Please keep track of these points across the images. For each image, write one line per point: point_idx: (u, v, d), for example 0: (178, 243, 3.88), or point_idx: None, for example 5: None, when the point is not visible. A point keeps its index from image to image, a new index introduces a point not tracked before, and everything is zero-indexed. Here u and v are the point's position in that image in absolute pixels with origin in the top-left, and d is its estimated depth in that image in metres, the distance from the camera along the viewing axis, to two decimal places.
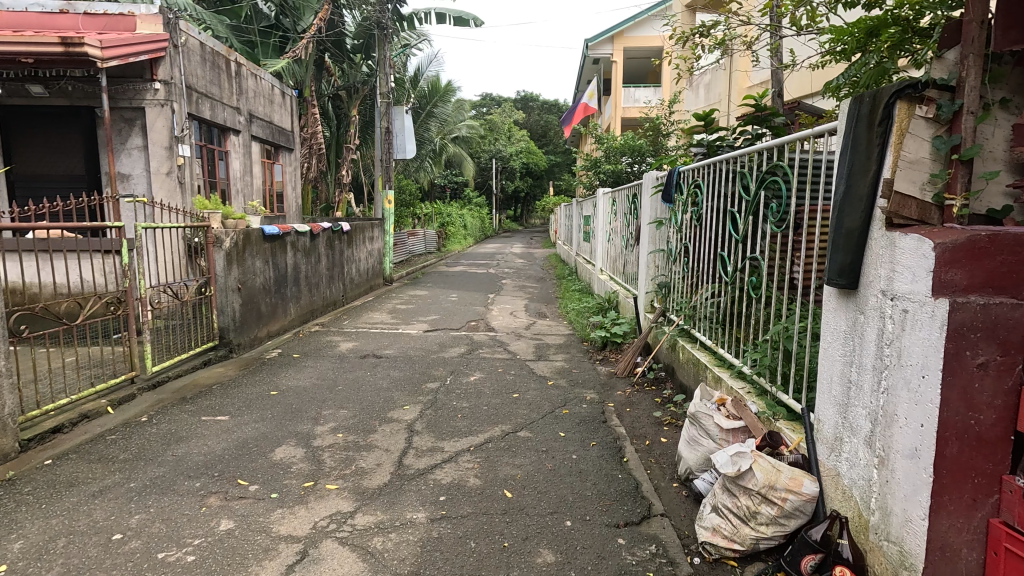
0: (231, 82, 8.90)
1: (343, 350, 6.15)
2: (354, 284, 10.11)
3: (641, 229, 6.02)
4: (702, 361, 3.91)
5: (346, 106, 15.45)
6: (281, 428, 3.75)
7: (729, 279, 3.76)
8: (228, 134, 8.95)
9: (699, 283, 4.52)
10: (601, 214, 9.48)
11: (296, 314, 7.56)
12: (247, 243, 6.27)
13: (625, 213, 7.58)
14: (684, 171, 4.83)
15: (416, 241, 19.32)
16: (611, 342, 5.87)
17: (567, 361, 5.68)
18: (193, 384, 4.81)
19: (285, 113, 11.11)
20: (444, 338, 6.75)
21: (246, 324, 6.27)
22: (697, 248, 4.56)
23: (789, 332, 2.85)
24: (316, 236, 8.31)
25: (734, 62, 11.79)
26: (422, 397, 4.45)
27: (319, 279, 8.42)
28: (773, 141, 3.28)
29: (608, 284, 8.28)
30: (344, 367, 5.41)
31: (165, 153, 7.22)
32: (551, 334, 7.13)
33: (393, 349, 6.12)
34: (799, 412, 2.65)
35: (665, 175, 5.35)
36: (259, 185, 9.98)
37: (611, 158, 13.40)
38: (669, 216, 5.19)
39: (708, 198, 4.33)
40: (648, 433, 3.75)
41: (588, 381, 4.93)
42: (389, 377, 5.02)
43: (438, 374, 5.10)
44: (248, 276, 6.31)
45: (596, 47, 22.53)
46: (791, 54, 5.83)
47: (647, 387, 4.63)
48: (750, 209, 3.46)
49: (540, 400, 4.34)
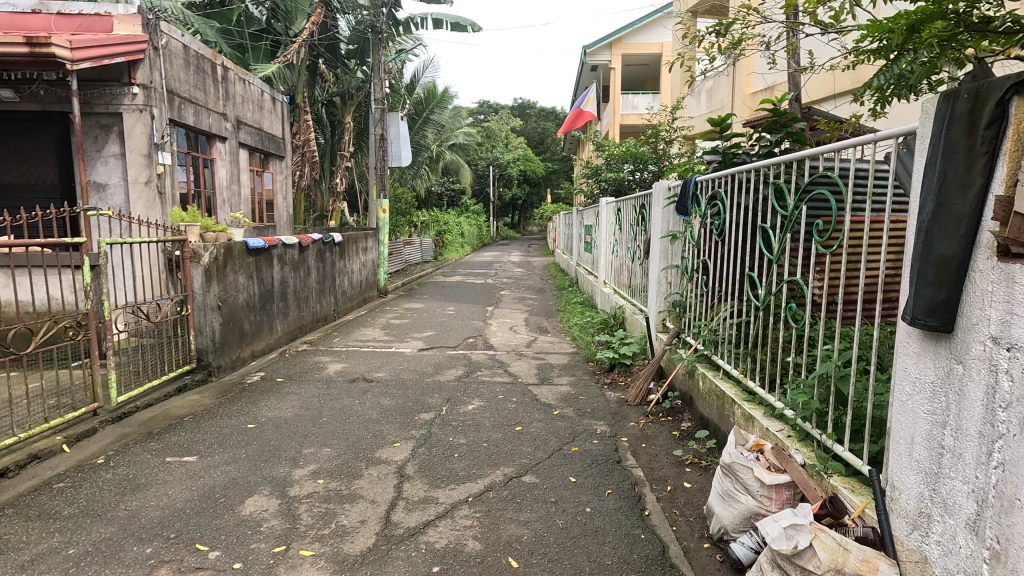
0: (218, 87, 8.52)
1: (331, 372, 5.72)
2: (346, 297, 9.70)
3: (651, 242, 5.62)
4: (728, 395, 3.50)
5: (340, 113, 15.08)
6: (254, 473, 3.31)
7: (761, 302, 3.35)
8: (214, 141, 8.55)
9: (721, 304, 4.13)
10: (605, 224, 9.09)
11: (283, 332, 7.14)
12: (229, 257, 5.86)
13: (631, 224, 7.19)
14: (701, 181, 4.44)
15: (412, 249, 18.91)
16: (619, 364, 5.47)
17: (573, 385, 5.25)
18: (163, 416, 4.36)
19: (275, 119, 10.71)
20: (440, 358, 6.31)
21: (227, 344, 5.84)
22: (718, 265, 4.16)
23: (844, 371, 2.44)
24: (305, 249, 7.90)
25: (738, 67, 11.49)
26: (415, 431, 4.02)
27: (308, 293, 8.01)
28: (815, 150, 2.91)
29: (613, 298, 7.89)
30: (331, 393, 4.98)
31: (144, 162, 6.80)
32: (554, 352, 6.72)
33: (385, 372, 5.68)
34: (860, 469, 2.23)
35: (678, 185, 4.96)
36: (246, 194, 9.57)
37: (612, 165, 12.99)
38: (684, 229, 4.81)
39: (731, 211, 3.95)
40: (668, 477, 3.34)
41: (597, 410, 4.51)
42: (380, 406, 4.61)
43: (433, 403, 4.68)
44: (230, 293, 5.88)
45: (594, 53, 22.25)
46: (810, 55, 5.47)
47: (662, 419, 4.23)
48: (787, 225, 3.08)
49: (545, 435, 3.92)
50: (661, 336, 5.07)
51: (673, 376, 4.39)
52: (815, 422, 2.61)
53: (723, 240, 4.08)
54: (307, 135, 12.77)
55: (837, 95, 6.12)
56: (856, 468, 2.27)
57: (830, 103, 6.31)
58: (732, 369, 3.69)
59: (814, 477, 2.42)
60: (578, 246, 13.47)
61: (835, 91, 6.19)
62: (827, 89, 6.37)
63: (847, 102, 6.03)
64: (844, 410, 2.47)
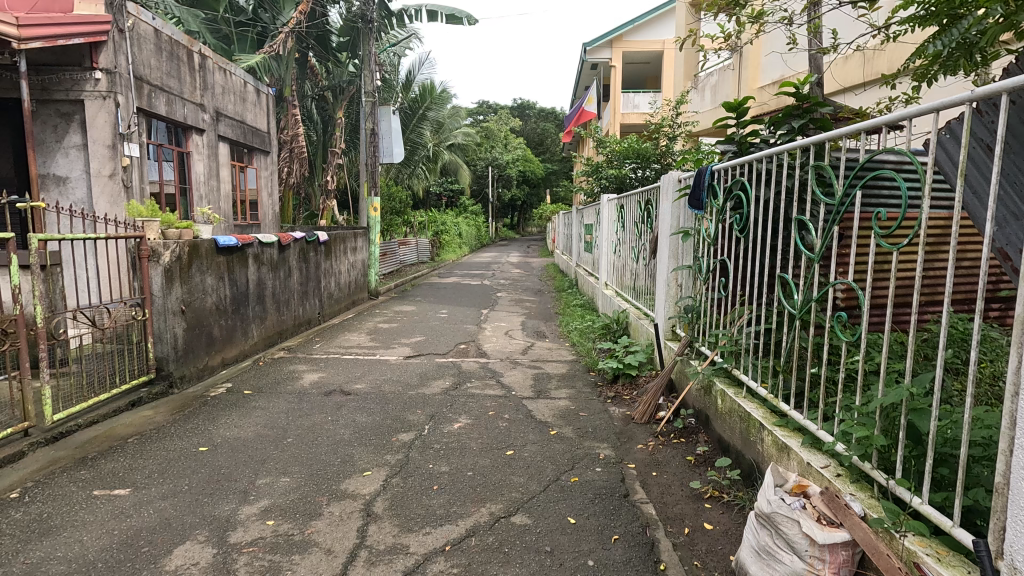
0: (195, 75, 8.00)
1: (306, 383, 5.18)
2: (332, 300, 9.19)
3: (658, 240, 5.10)
4: (755, 418, 2.98)
5: (332, 109, 14.55)
6: (193, 512, 2.78)
7: (798, 312, 2.81)
8: (190, 133, 8.04)
9: (744, 308, 3.59)
10: (606, 223, 8.57)
11: (259, 337, 6.61)
12: (194, 256, 5.35)
13: (635, 221, 6.68)
14: (719, 169, 3.92)
15: (408, 250, 18.40)
16: (624, 375, 4.99)
17: (572, 399, 4.74)
18: (106, 436, 3.83)
19: (260, 112, 10.18)
20: (427, 367, 5.78)
21: (191, 353, 5.30)
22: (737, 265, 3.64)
23: (921, 404, 1.90)
24: (286, 249, 7.38)
25: (743, 60, 11.06)
26: (390, 456, 3.49)
27: (289, 295, 7.48)
28: (880, 118, 2.40)
29: (615, 301, 7.38)
30: (302, 408, 4.45)
31: (107, 153, 6.28)
32: (551, 359, 6.21)
33: (365, 383, 5.15)
34: (948, 531, 1.72)
35: (691, 175, 4.43)
36: (227, 189, 9.04)
37: (613, 162, 12.48)
38: (697, 225, 4.28)
39: (755, 201, 3.42)
40: (686, 516, 2.81)
41: (599, 430, 3.98)
42: (355, 424, 4.08)
43: (415, 420, 4.16)
44: (195, 295, 5.35)
45: (595, 50, 21.78)
46: (834, 34, 4.97)
47: (674, 441, 3.72)
48: (833, 215, 2.54)
49: (541, 462, 3.41)
50: (671, 345, 4.54)
51: (686, 391, 3.88)
52: (878, 464, 2.06)
53: (745, 236, 3.55)
54: (295, 129, 12.24)
55: (864, 82, 5.68)
56: (942, 529, 1.74)
57: (857, 93, 5.87)
58: (758, 385, 3.17)
59: (879, 534, 1.90)
60: (578, 246, 12.93)
61: (862, 79, 5.76)
62: (851, 79, 5.95)
63: (876, 88, 5.58)
64: (916, 445, 1.95)
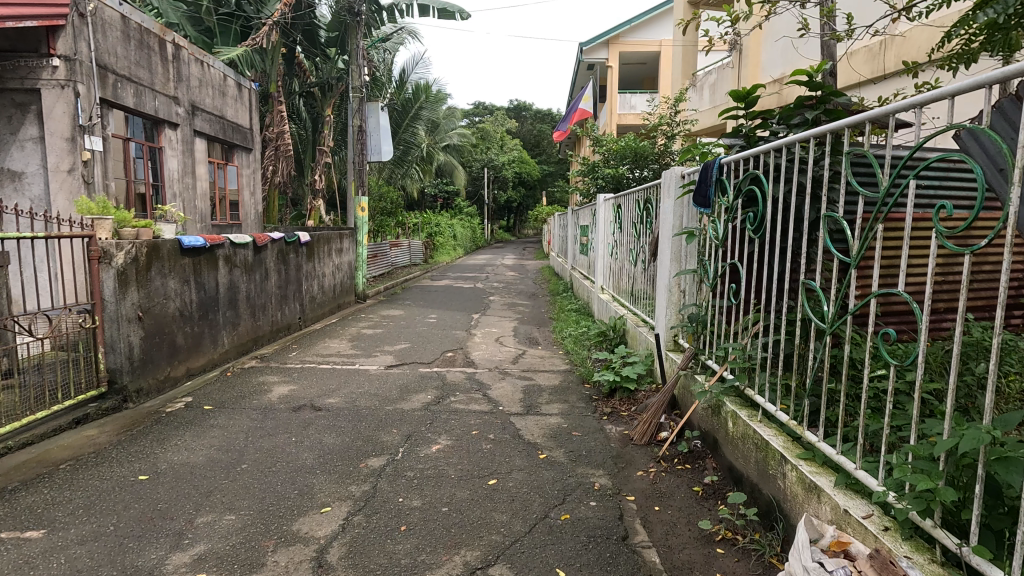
0: (168, 66, 7.57)
1: (274, 397, 4.74)
2: (315, 304, 8.74)
3: (659, 241, 4.68)
4: (774, 448, 2.55)
5: (320, 106, 14.11)
6: (111, 562, 2.34)
7: (830, 326, 2.36)
8: (162, 127, 7.59)
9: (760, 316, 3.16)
10: (602, 224, 8.17)
11: (231, 344, 6.17)
12: (154, 257, 4.91)
13: (633, 221, 6.26)
14: (728, 162, 3.50)
15: (399, 252, 17.94)
16: (621, 389, 4.58)
17: (565, 415, 4.32)
18: (36, 460, 3.38)
19: (241, 107, 9.73)
20: (409, 378, 5.35)
21: (149, 364, 4.83)
22: (747, 269, 3.21)
23: (1003, 451, 1.48)
24: (261, 250, 6.93)
25: (742, 56, 10.81)
26: (355, 487, 3.05)
27: (265, 300, 7.04)
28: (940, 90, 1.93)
29: (611, 306, 6.97)
30: (266, 427, 4.01)
31: (67, 146, 5.83)
32: (543, 369, 5.79)
33: (339, 397, 4.71)
34: None
35: (696, 170, 4.01)
36: (203, 187, 8.59)
37: (610, 162, 12.07)
38: (702, 225, 3.87)
39: (771, 196, 3.00)
40: (696, 564, 2.39)
41: (595, 453, 3.56)
42: (321, 447, 3.65)
43: (389, 441, 3.73)
44: (153, 300, 4.89)
45: (590, 50, 21.43)
46: (848, 18, 4.58)
47: (678, 468, 3.30)
48: (875, 211, 2.11)
49: (528, 495, 2.98)
50: (674, 356, 4.13)
51: (691, 412, 3.46)
52: (941, 520, 1.64)
53: (759, 236, 3.12)
54: (281, 126, 11.78)
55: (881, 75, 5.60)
56: None
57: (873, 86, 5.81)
58: (775, 408, 2.74)
59: None
60: (573, 248, 12.49)
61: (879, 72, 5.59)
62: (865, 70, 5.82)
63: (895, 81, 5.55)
64: (997, 501, 1.53)
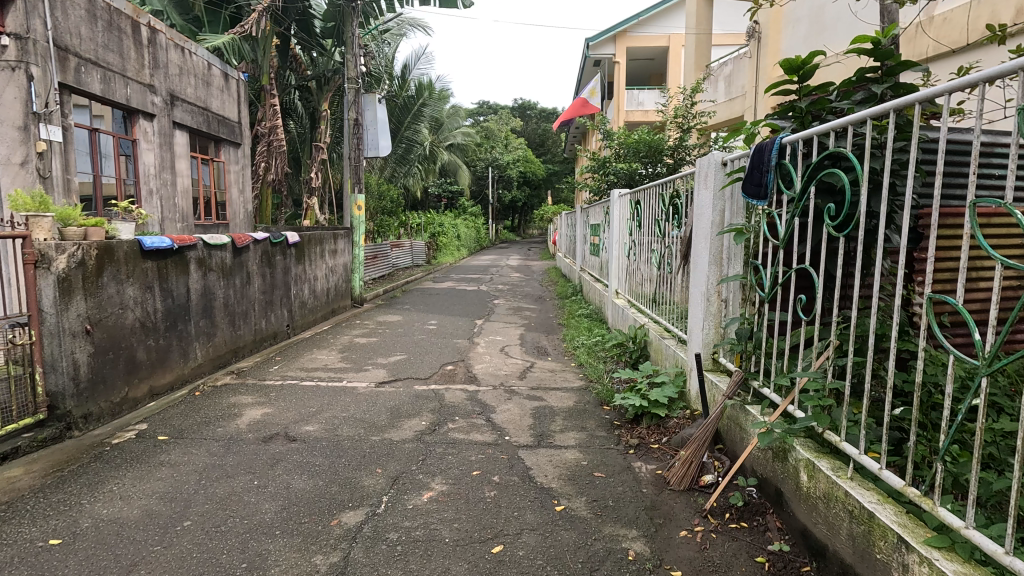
0: (142, 51, 6.94)
1: (243, 423, 4.06)
2: (306, 309, 8.11)
3: (692, 240, 3.99)
4: (885, 525, 1.86)
5: (316, 99, 13.47)
6: None
7: (985, 365, 1.58)
8: (136, 118, 6.95)
9: (839, 333, 2.43)
10: (617, 222, 7.48)
11: (205, 357, 5.52)
12: (106, 260, 4.25)
13: (656, 218, 5.56)
14: (792, 140, 2.77)
15: (401, 253, 17.27)
16: (648, 415, 3.90)
17: (583, 447, 3.65)
18: None
19: (229, 99, 9.09)
20: (401, 399, 4.67)
21: (98, 385, 4.16)
22: (823, 275, 2.48)
23: None
24: (242, 251, 6.28)
25: (763, 44, 10.10)
26: (320, 559, 2.37)
27: (247, 307, 6.39)
28: None
29: (629, 313, 6.28)
30: (224, 465, 3.34)
31: (18, 136, 5.21)
32: (555, 387, 5.10)
33: (318, 424, 4.03)
34: None
35: (743, 155, 3.32)
36: (184, 184, 7.96)
37: (622, 157, 11.36)
38: (752, 221, 3.16)
39: (863, 180, 2.25)
40: None
41: (624, 505, 2.87)
42: (286, 494, 2.97)
43: (371, 486, 3.06)
44: (105, 310, 4.23)
45: (597, 45, 20.78)
46: None
47: (733, 528, 2.61)
48: None
49: (542, 571, 2.30)
50: (717, 379, 3.41)
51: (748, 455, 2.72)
52: None
53: (842, 233, 2.38)
54: (273, 121, 11.15)
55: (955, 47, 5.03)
56: None
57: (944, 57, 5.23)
58: (879, 466, 2.03)
59: None
60: (583, 249, 11.80)
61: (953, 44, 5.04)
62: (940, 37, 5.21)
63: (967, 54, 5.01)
64: None
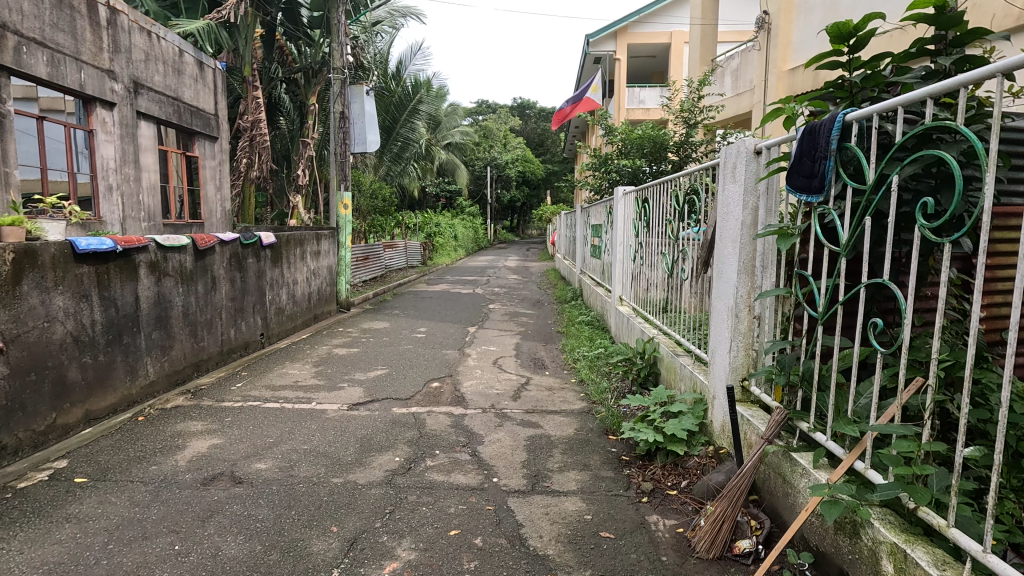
0: (101, 33, 6.32)
1: (184, 459, 3.43)
2: (284, 316, 7.49)
3: (716, 243, 3.37)
4: None
5: (303, 93, 12.83)
6: None
7: None
8: (93, 106, 6.32)
9: (939, 371, 1.78)
10: (620, 223, 6.87)
11: (158, 374, 4.89)
12: (26, 266, 3.63)
13: (666, 217, 4.94)
14: (859, 117, 2.13)
15: (394, 254, 16.63)
16: (663, 452, 3.29)
17: (587, 493, 3.02)
18: None
19: (203, 89, 8.45)
20: (375, 426, 4.03)
21: (14, 412, 3.52)
22: (911, 291, 1.83)
23: None
24: (205, 254, 5.66)
25: (768, 37, 9.63)
26: None
27: (212, 316, 5.75)
28: None
29: (635, 322, 5.68)
30: (143, 520, 2.70)
31: None
32: (553, 410, 4.48)
33: (272, 461, 3.40)
34: None
35: (783, 140, 2.70)
36: (151, 179, 7.33)
37: (625, 154, 10.75)
38: (797, 221, 2.54)
39: (986, 164, 1.59)
40: None
41: None
42: (208, 567, 2.33)
43: (321, 555, 2.42)
44: (23, 324, 3.59)
45: (597, 42, 20.12)
46: None
47: None
48: None
49: None
50: (750, 415, 2.79)
51: (801, 523, 2.10)
52: None
53: (948, 239, 1.72)
54: (255, 114, 10.52)
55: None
56: None
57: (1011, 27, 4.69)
58: None
59: None
60: (583, 250, 11.18)
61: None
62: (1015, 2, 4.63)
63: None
64: None
